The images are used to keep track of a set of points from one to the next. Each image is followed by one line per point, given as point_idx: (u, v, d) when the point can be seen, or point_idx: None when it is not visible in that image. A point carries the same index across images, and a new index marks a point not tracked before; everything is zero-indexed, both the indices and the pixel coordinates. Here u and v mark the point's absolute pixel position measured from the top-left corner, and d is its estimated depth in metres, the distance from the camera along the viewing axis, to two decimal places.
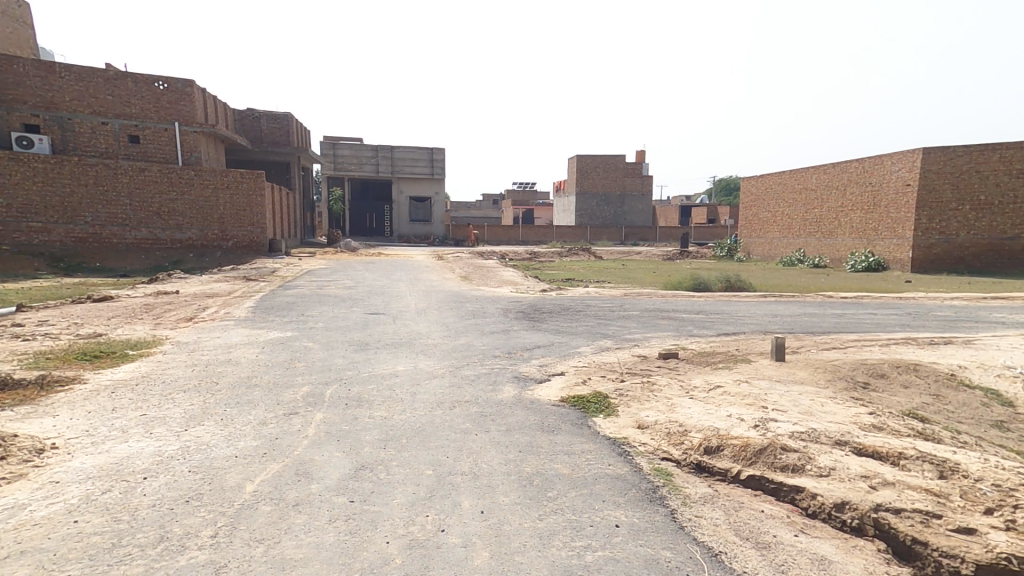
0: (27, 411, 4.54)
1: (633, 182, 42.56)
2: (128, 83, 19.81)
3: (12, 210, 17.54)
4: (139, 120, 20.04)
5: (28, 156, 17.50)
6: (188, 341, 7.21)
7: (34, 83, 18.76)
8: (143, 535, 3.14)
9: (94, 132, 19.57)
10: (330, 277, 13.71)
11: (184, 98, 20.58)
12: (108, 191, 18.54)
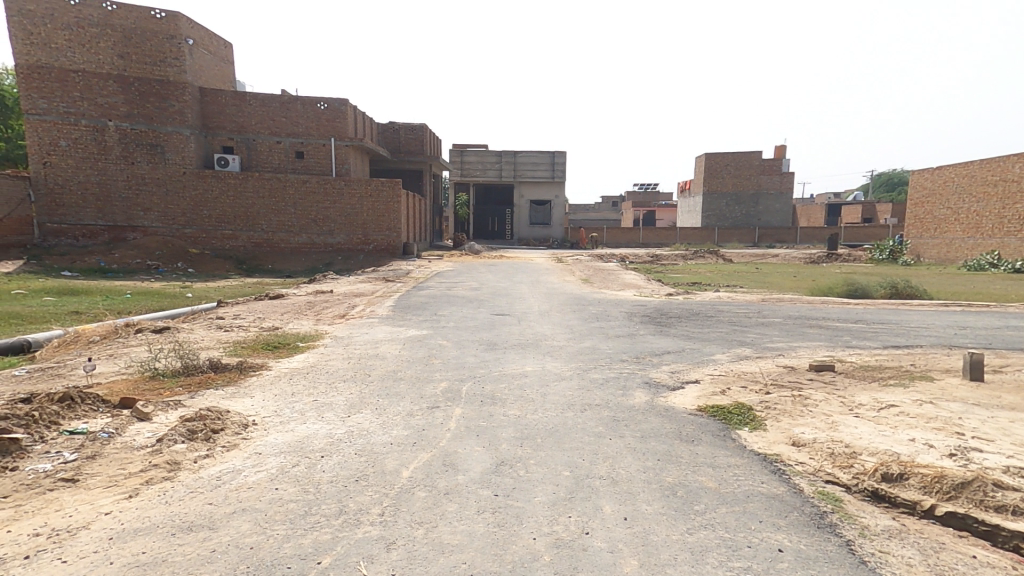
0: (233, 390, 5.41)
1: (770, 180, 39.43)
2: (297, 106, 22.54)
3: (212, 220, 21.15)
4: (304, 137, 22.77)
5: (226, 173, 20.93)
6: (343, 335, 8.08)
7: (230, 110, 22.11)
8: (327, 507, 3.56)
9: (270, 149, 22.66)
10: (458, 278, 14.48)
11: (339, 116, 22.90)
12: (278, 201, 21.38)
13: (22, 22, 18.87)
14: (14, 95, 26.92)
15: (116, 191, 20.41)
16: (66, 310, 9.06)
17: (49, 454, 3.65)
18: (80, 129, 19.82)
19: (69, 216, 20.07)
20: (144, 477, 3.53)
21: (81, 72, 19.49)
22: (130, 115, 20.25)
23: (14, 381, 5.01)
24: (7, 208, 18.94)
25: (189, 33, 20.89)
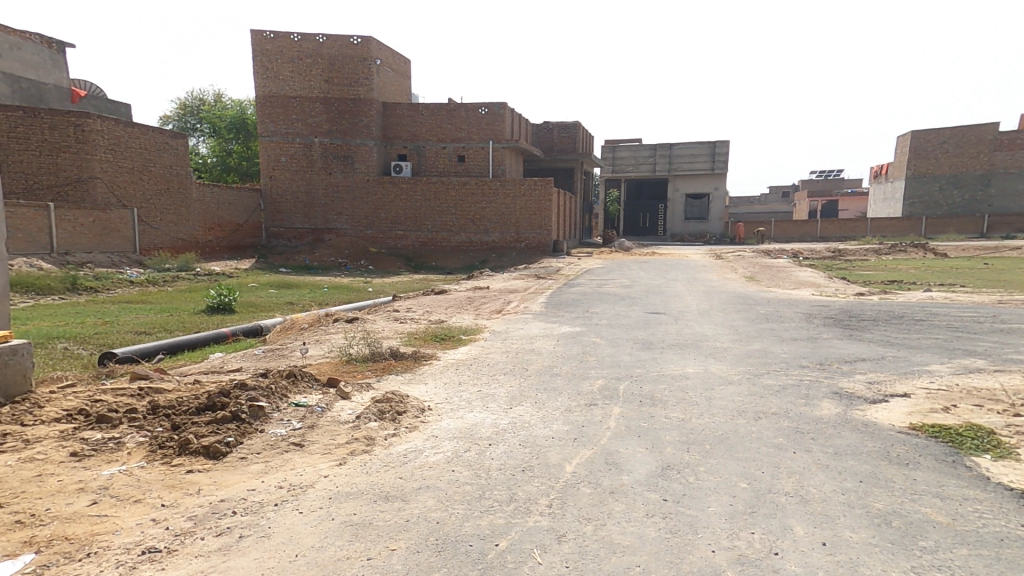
0: (411, 377, 5.94)
1: (1006, 156, 32.19)
2: (462, 113, 24.29)
3: (388, 222, 23.78)
4: (467, 142, 24.44)
5: (400, 179, 23.39)
6: (500, 330, 8.43)
7: (405, 121, 24.54)
8: (498, 492, 3.57)
9: (437, 155, 24.70)
10: (609, 276, 14.26)
11: (498, 119, 24.12)
12: (442, 203, 23.31)
13: (261, 60, 23.22)
14: (255, 120, 33.51)
15: (317, 198, 23.95)
16: (284, 301, 10.84)
17: (284, 420, 4.33)
18: (295, 146, 23.64)
19: (285, 221, 24.10)
20: (350, 449, 4.00)
21: (298, 98, 23.31)
22: (330, 131, 23.66)
23: (253, 359, 6.09)
24: (245, 215, 23.20)
25: (377, 54, 23.94)
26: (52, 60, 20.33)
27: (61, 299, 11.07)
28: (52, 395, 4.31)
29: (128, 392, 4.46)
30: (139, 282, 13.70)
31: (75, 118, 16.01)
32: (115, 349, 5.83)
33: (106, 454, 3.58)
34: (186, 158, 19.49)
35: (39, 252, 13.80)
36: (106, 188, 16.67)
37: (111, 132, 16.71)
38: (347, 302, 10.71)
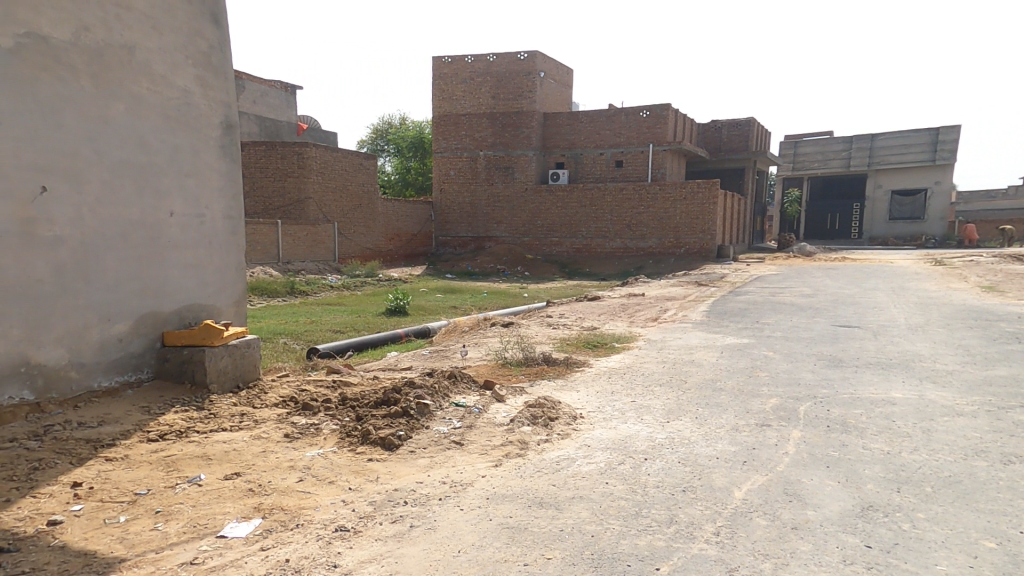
0: (563, 384, 5.92)
1: None
2: (622, 117, 23.93)
3: (544, 229, 24.45)
4: (625, 147, 24.01)
5: (557, 187, 23.89)
6: (656, 339, 8.02)
7: (564, 130, 25.00)
8: (656, 511, 3.30)
9: (594, 161, 24.73)
10: (785, 283, 12.75)
11: (660, 121, 23.24)
12: (597, 209, 23.25)
13: (439, 83, 25.86)
14: (432, 139, 37.34)
15: (481, 208, 25.68)
16: (449, 305, 11.77)
17: (446, 419, 4.65)
18: (463, 160, 25.72)
19: (452, 230, 26.26)
20: (505, 452, 4.11)
21: (468, 115, 25.41)
22: (494, 144, 25.29)
23: (422, 358, 6.68)
24: (420, 225, 25.77)
25: (542, 67, 24.89)
26: (286, 100, 25.01)
27: (282, 301, 13.51)
28: (272, 382, 5.20)
29: (324, 384, 5.19)
30: (337, 286, 16.11)
31: (297, 148, 19.44)
32: (318, 346, 6.87)
33: (309, 437, 4.20)
34: (375, 176, 22.38)
35: (270, 261, 16.94)
36: (316, 207, 19.98)
37: (322, 157, 19.94)
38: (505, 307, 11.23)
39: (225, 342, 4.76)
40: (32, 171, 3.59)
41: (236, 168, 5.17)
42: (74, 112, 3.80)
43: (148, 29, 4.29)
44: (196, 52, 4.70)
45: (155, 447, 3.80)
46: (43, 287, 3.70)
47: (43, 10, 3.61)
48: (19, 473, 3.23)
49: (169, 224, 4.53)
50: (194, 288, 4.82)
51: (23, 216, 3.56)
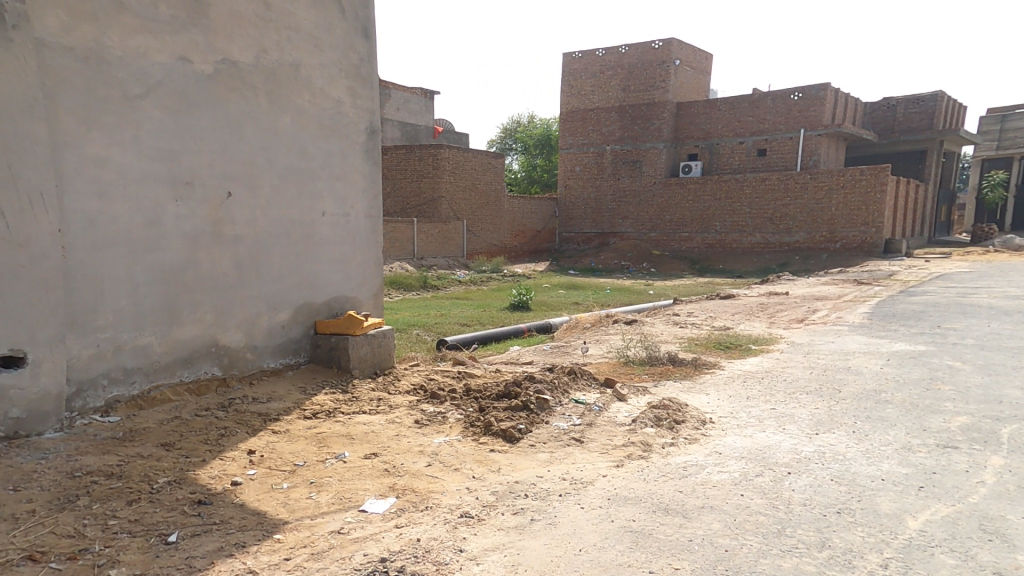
0: (690, 385, 5.60)
1: None
2: (768, 102, 22.08)
3: (673, 225, 23.37)
4: (771, 134, 22.09)
5: (688, 180, 22.70)
6: (801, 342, 7.26)
7: (699, 119, 23.68)
8: (805, 533, 2.95)
9: (733, 151, 23.10)
10: (976, 283, 10.78)
11: (816, 103, 21.02)
12: (734, 202, 21.64)
13: (569, 79, 26.17)
14: (559, 135, 37.36)
15: (606, 204, 25.42)
16: (571, 301, 11.80)
17: (565, 414, 4.65)
18: (590, 154, 25.83)
19: (575, 227, 26.25)
20: (627, 453, 3.99)
21: (596, 109, 25.48)
22: (622, 138, 24.86)
23: (543, 353, 6.77)
24: (544, 222, 26.09)
25: (678, 55, 23.81)
26: (425, 106, 26.90)
27: (416, 294, 14.56)
28: (405, 371, 5.63)
29: (450, 375, 5.49)
30: (464, 281, 16.98)
31: (432, 150, 20.80)
32: (446, 338, 7.29)
33: (436, 424, 4.46)
34: (502, 175, 23.17)
35: (406, 256, 18.32)
36: (448, 205, 21.20)
37: (454, 158, 21.11)
38: (628, 305, 10.95)
39: (366, 332, 5.23)
40: (223, 179, 4.25)
41: (377, 170, 5.68)
42: (253, 127, 4.43)
43: (312, 47, 4.87)
44: (348, 65, 5.24)
45: (310, 423, 4.31)
46: (228, 278, 4.38)
47: (235, 38, 4.25)
48: (211, 437, 3.86)
49: (322, 223, 5.11)
50: (341, 282, 5.39)
51: (214, 218, 4.24)
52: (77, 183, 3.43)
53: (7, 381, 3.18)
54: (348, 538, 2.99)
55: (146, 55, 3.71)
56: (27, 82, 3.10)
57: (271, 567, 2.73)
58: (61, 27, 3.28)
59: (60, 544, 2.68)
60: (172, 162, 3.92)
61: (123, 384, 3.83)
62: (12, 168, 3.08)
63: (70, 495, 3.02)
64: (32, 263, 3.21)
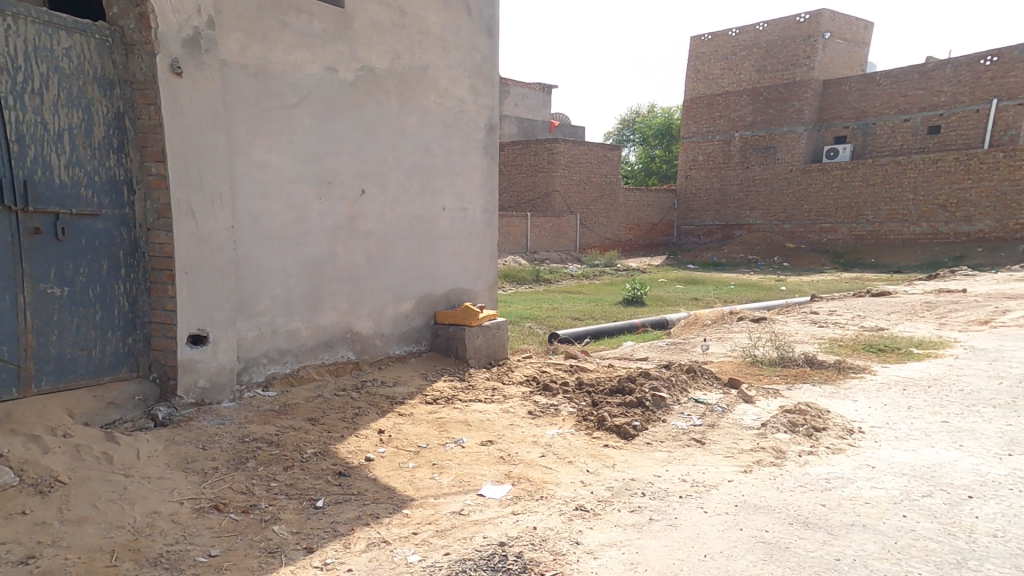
0: (832, 390, 5.11)
1: None
2: (947, 71, 19.11)
3: (811, 215, 21.71)
4: (947, 108, 19.05)
5: (834, 165, 20.96)
6: (984, 347, 6.29)
7: (853, 96, 21.22)
8: (997, 568, 2.53)
9: (895, 131, 20.31)
10: None
11: (1017, 68, 17.78)
12: (894, 188, 19.54)
13: (695, 64, 25.05)
14: (681, 125, 35.81)
15: (731, 194, 24.17)
16: (690, 296, 11.33)
17: (684, 414, 4.48)
18: (715, 143, 24.63)
19: (696, 219, 25.34)
20: (756, 458, 3.75)
21: (725, 94, 24.16)
22: (754, 123, 23.29)
23: (659, 350, 6.57)
24: (660, 215, 25.62)
25: (829, 27, 21.58)
26: (542, 100, 27.20)
27: (529, 287, 14.84)
28: (517, 362, 5.77)
29: (562, 368, 5.53)
30: (576, 275, 17.01)
31: (548, 145, 20.98)
32: (558, 331, 7.34)
33: (550, 416, 4.52)
34: (618, 167, 22.77)
35: (519, 250, 18.69)
36: (562, 199, 21.25)
37: (569, 152, 21.14)
38: (755, 302, 10.25)
39: (480, 323, 5.44)
40: (358, 178, 4.63)
41: (494, 165, 5.87)
42: (385, 128, 4.77)
43: (440, 49, 5.16)
44: (471, 64, 5.47)
45: (431, 408, 4.57)
46: (361, 269, 4.78)
47: (373, 46, 4.61)
48: (347, 415, 4.24)
49: (443, 218, 5.40)
50: (458, 274, 5.65)
51: (350, 214, 4.63)
52: (244, 185, 3.92)
53: (196, 356, 3.75)
54: (468, 519, 3.13)
55: (301, 67, 4.14)
56: (212, 98, 3.60)
57: (401, 538, 2.95)
58: (239, 48, 3.76)
59: (236, 498, 3.12)
60: (317, 164, 4.35)
61: (277, 363, 4.33)
62: (198, 172, 3.60)
63: (241, 457, 3.49)
64: (211, 254, 3.73)
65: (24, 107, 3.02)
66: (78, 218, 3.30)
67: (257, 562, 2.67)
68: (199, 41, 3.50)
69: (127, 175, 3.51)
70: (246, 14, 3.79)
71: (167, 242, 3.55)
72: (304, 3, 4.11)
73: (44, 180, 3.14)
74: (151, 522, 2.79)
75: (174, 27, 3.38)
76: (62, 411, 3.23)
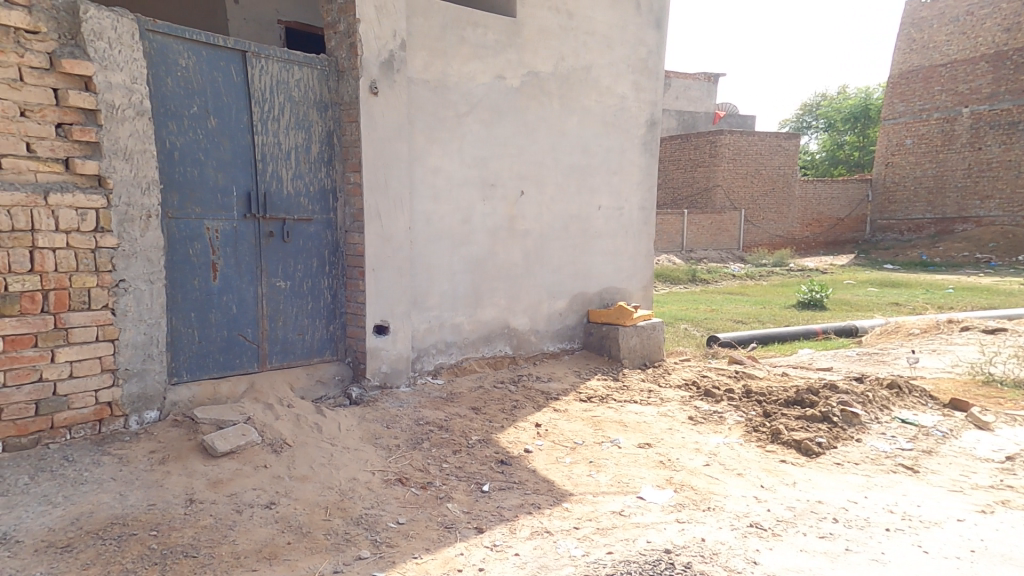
0: None
1: None
2: None
3: None
4: None
5: None
6: None
7: None
8: None
9: None
10: None
11: None
12: None
13: (909, 32, 21.63)
14: (882, 104, 28.99)
15: (953, 180, 20.69)
16: (888, 301, 10.00)
17: (886, 435, 3.96)
18: (931, 123, 21.12)
19: (899, 211, 22.24)
20: (997, 498, 3.14)
21: (951, 63, 20.45)
22: (996, 94, 19.34)
23: (848, 360, 5.85)
24: (847, 209, 22.83)
25: None
26: (708, 90, 25.83)
27: (684, 287, 14.27)
28: (674, 365, 5.57)
29: (726, 374, 5.21)
30: (740, 275, 15.98)
31: (711, 137, 19.89)
32: (720, 334, 6.93)
33: (713, 424, 4.27)
34: (795, 158, 20.74)
35: (675, 249, 17.96)
36: (724, 194, 20.01)
37: (736, 144, 19.71)
38: (983, 310, 8.63)
39: (634, 323, 5.39)
40: (519, 179, 4.84)
41: (651, 162, 5.82)
42: (546, 130, 4.95)
43: (605, 48, 5.26)
44: (636, 59, 5.52)
45: (585, 406, 4.58)
46: (518, 267, 4.98)
47: (540, 50, 4.80)
48: (506, 407, 4.44)
49: (599, 216, 5.46)
50: (612, 273, 5.68)
51: (511, 214, 4.86)
52: (421, 189, 4.31)
53: (379, 344, 4.21)
54: (628, 521, 3.04)
55: (474, 78, 4.44)
56: (400, 113, 4.03)
57: (563, 531, 2.96)
58: (422, 65, 4.15)
59: (415, 475, 3.43)
60: (483, 168, 4.62)
61: (444, 354, 4.70)
62: (386, 179, 4.04)
63: (418, 438, 3.84)
64: (393, 253, 4.16)
65: (267, 131, 3.66)
66: (298, 223, 3.90)
67: (437, 534, 2.90)
68: (392, 62, 3.93)
69: (333, 185, 4.06)
70: (431, 33, 4.16)
71: (359, 243, 4.02)
72: (480, 17, 4.40)
73: (277, 192, 3.76)
74: (352, 486, 3.19)
75: (374, 52, 3.84)
76: (285, 385, 3.86)
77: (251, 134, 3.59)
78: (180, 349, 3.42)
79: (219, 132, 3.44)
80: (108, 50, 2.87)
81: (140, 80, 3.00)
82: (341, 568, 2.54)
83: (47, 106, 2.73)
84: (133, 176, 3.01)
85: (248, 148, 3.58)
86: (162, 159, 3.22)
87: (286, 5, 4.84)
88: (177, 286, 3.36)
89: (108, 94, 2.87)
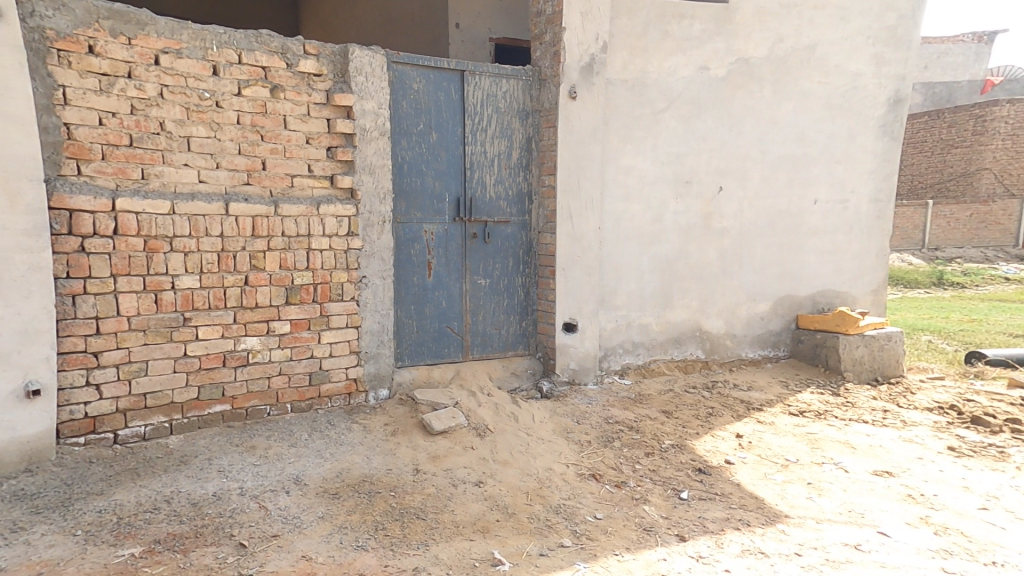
0: None
1: None
2: None
3: None
4: None
5: None
6: None
7: None
8: None
9: None
10: None
11: None
12: None
13: None
14: None
15: None
16: None
17: None
18: None
19: None
20: None
21: None
22: None
23: None
24: None
25: None
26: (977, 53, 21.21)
27: (930, 292, 11.87)
28: (918, 384, 4.70)
29: (1005, 400, 4.21)
30: (1016, 280, 12.76)
31: (979, 110, 16.19)
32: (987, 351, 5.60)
33: (989, 459, 3.48)
34: None
35: (912, 248, 15.23)
36: (994, 178, 16.19)
37: (1015, 116, 15.90)
38: None
39: (861, 331, 4.70)
40: (717, 175, 4.55)
41: (892, 146, 5.04)
42: (754, 120, 4.58)
43: (838, 21, 4.70)
44: (880, 29, 4.83)
45: (796, 420, 4.11)
46: (713, 268, 4.68)
47: (753, 35, 4.47)
48: (701, 413, 4.18)
49: (815, 212, 4.89)
50: (830, 274, 5.05)
51: (706, 212, 4.58)
52: (613, 188, 4.30)
53: (568, 341, 4.32)
54: (869, 557, 2.60)
55: (675, 72, 4.29)
56: (596, 114, 4.08)
57: (782, 554, 2.65)
58: (622, 65, 4.14)
59: (609, 473, 3.42)
60: (678, 164, 4.43)
61: (631, 354, 4.62)
62: (580, 181, 4.12)
63: (608, 436, 3.83)
64: (582, 252, 4.23)
65: (476, 141, 4.00)
66: (498, 225, 4.18)
67: (636, 535, 2.83)
68: (593, 65, 4.01)
69: (529, 188, 4.26)
70: (635, 31, 4.14)
71: (551, 243, 4.16)
72: (688, 8, 4.24)
73: (481, 197, 4.09)
74: (549, 476, 3.31)
75: (576, 57, 3.96)
76: (484, 374, 4.18)
77: (463, 146, 3.96)
78: (402, 337, 3.93)
79: (438, 145, 3.86)
80: (364, 83, 3.42)
81: (384, 106, 3.52)
82: (546, 552, 2.63)
83: (322, 133, 3.35)
84: (374, 188, 3.53)
85: (459, 158, 3.95)
86: (394, 171, 3.73)
87: (498, 25, 5.25)
88: (402, 282, 3.87)
89: (362, 119, 3.43)
